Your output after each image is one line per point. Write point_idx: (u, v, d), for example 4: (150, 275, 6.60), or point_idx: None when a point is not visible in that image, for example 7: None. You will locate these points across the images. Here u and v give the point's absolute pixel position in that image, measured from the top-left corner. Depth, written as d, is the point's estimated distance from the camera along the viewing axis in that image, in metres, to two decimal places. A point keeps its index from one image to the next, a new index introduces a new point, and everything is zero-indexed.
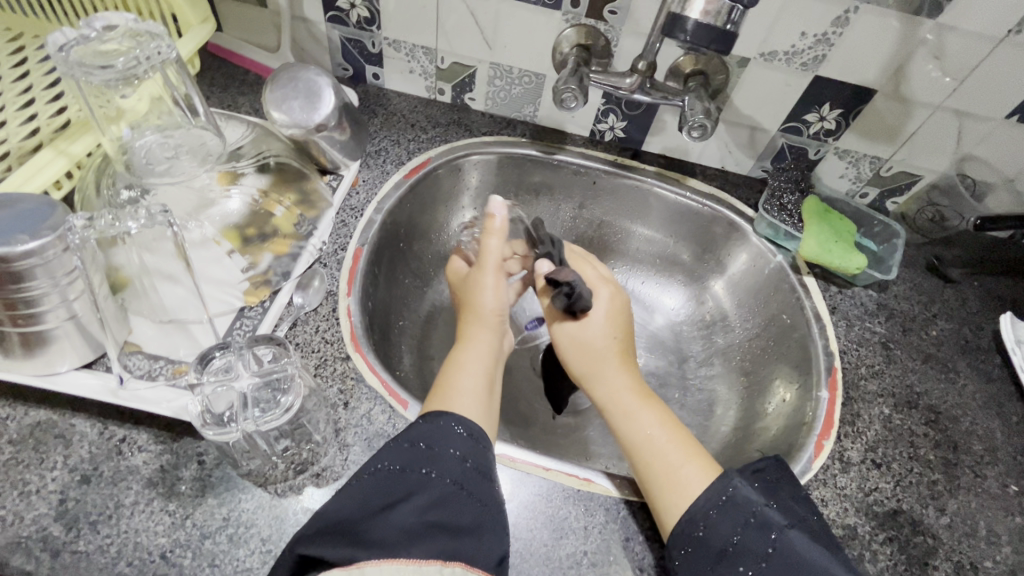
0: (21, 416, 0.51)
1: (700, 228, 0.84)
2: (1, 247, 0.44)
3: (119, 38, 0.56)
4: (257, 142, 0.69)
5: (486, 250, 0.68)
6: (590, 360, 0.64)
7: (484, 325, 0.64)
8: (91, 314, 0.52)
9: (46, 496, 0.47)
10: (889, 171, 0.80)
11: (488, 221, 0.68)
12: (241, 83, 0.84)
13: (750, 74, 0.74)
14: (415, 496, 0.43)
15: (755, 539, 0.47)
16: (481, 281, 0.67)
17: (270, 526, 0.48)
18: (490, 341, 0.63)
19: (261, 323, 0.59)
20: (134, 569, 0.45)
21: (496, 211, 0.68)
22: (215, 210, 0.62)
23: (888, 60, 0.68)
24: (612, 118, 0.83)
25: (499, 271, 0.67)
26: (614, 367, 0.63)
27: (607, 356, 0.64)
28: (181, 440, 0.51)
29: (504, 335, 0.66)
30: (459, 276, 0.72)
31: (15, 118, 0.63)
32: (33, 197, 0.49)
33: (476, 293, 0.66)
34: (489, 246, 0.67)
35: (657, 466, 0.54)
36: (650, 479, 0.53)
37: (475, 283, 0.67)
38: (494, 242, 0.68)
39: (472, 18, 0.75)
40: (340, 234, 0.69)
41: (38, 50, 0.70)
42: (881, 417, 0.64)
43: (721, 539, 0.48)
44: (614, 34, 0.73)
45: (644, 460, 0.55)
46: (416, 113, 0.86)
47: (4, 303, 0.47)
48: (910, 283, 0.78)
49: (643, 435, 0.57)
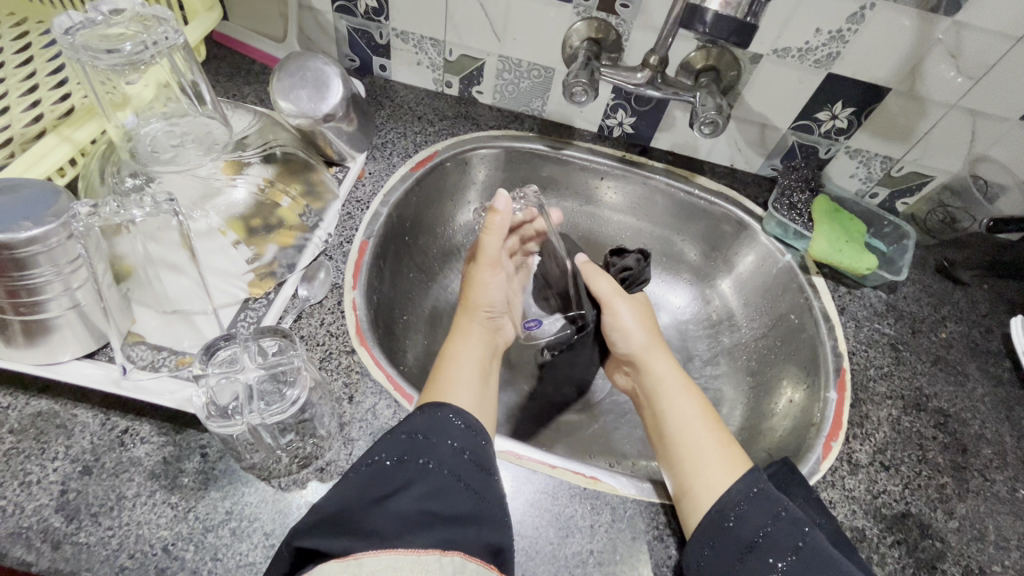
0: (22, 405, 0.51)
1: (708, 226, 0.83)
2: (3, 233, 0.43)
3: (125, 23, 0.55)
4: (263, 132, 0.69)
5: (485, 245, 0.65)
6: (641, 345, 0.66)
7: (475, 318, 0.65)
8: (94, 302, 0.51)
9: (47, 487, 0.47)
10: (900, 171, 0.79)
11: (490, 215, 0.64)
12: (247, 73, 0.83)
13: (763, 70, 0.73)
14: (414, 486, 0.43)
15: (785, 536, 0.46)
16: (482, 278, 0.65)
17: (273, 520, 0.47)
18: (482, 336, 0.64)
19: (266, 315, 0.58)
20: (136, 563, 0.44)
21: (501, 206, 0.63)
22: (220, 199, 0.61)
23: (903, 59, 0.67)
24: (621, 114, 0.82)
25: (496, 266, 0.65)
26: (662, 353, 0.66)
27: (658, 340, 0.67)
28: (184, 432, 0.51)
29: (498, 329, 0.67)
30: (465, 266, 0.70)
31: (18, 104, 0.62)
32: (37, 183, 0.48)
33: (474, 287, 0.66)
34: (487, 241, 0.65)
35: (707, 448, 0.55)
36: (702, 452, 0.55)
37: (474, 279, 0.66)
38: (493, 237, 0.65)
39: (481, 10, 0.74)
40: (346, 226, 0.68)
41: (43, 35, 0.69)
42: (890, 419, 0.63)
43: (748, 532, 0.48)
44: (626, 28, 0.72)
45: (692, 440, 0.56)
46: (423, 106, 0.85)
47: (6, 291, 0.46)
48: (920, 284, 0.77)
49: (691, 418, 0.59)
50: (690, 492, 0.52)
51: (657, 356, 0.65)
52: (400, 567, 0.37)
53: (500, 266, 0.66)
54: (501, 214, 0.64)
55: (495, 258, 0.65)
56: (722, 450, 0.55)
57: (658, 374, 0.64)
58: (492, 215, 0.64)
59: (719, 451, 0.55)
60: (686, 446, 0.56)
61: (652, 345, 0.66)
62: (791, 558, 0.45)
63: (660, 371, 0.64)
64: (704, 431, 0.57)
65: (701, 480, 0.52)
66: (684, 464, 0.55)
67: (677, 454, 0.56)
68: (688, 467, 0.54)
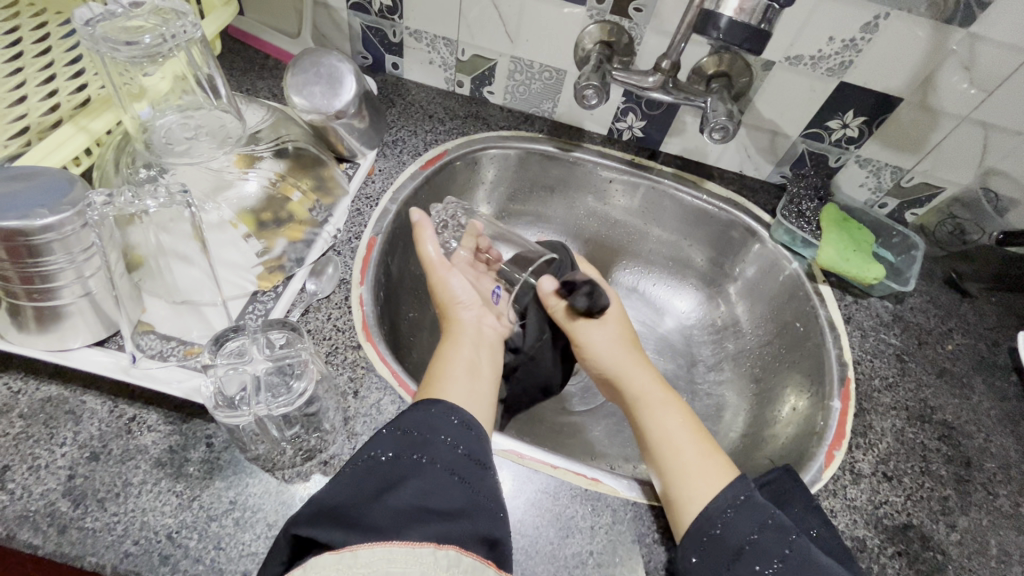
0: (32, 390, 0.51)
1: (715, 231, 0.83)
2: (19, 220, 0.43)
3: (144, 15, 0.55)
4: (275, 126, 0.69)
5: (423, 257, 0.66)
6: (617, 364, 0.66)
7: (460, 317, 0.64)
8: (105, 290, 0.52)
9: (55, 471, 0.47)
10: (910, 182, 0.79)
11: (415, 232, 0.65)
12: (261, 68, 0.83)
13: (775, 78, 0.73)
14: (408, 482, 0.43)
15: (771, 541, 0.47)
16: (436, 283, 0.66)
17: (276, 511, 0.48)
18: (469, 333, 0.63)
19: (274, 307, 0.59)
20: (140, 549, 0.45)
21: (418, 218, 0.65)
22: (231, 192, 0.62)
23: (915, 70, 0.67)
24: (632, 117, 0.82)
25: (443, 268, 0.65)
26: (641, 367, 0.65)
27: (635, 355, 0.67)
28: (191, 421, 0.51)
29: (480, 320, 0.65)
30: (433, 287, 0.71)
31: (36, 93, 0.62)
32: (54, 171, 0.49)
33: (439, 296, 0.66)
34: (425, 253, 0.65)
35: (688, 460, 0.55)
36: (683, 468, 0.54)
37: (434, 289, 0.67)
38: (428, 248, 0.65)
39: (495, 10, 0.75)
40: (355, 222, 0.69)
41: (62, 26, 0.70)
42: (893, 430, 0.63)
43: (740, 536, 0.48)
44: (639, 32, 0.73)
45: (674, 452, 0.56)
46: (434, 104, 0.85)
47: (21, 277, 0.47)
48: (927, 296, 0.77)
49: (671, 430, 0.58)
50: (678, 502, 0.52)
51: (636, 371, 0.65)
52: (394, 559, 0.38)
53: (449, 267, 0.66)
54: (423, 225, 0.65)
55: (440, 262, 0.65)
56: (704, 459, 0.55)
57: (638, 388, 0.63)
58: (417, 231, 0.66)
59: (700, 459, 0.55)
60: (668, 459, 0.55)
61: (631, 360, 0.66)
62: (777, 565, 0.46)
63: (639, 385, 0.63)
64: (683, 442, 0.57)
65: (685, 494, 0.52)
66: (669, 476, 0.54)
67: (660, 468, 0.56)
68: (673, 479, 0.53)
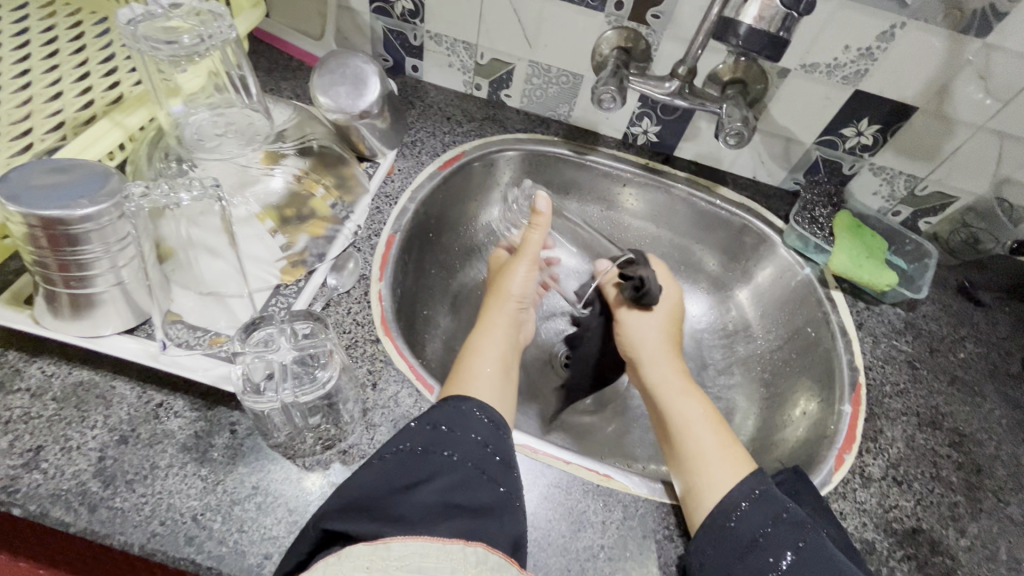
0: (65, 374, 0.53)
1: (728, 236, 0.84)
2: (59, 209, 0.45)
3: (182, 16, 0.57)
4: (300, 125, 0.70)
5: (529, 241, 0.69)
6: (648, 352, 0.69)
7: (502, 311, 0.66)
8: (137, 280, 0.54)
9: (86, 453, 0.49)
10: (924, 190, 0.79)
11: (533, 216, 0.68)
12: (285, 68, 0.86)
13: (790, 85, 0.74)
14: (439, 478, 0.44)
15: (784, 534, 0.48)
16: (515, 268, 0.69)
17: (296, 497, 0.49)
18: (507, 326, 0.65)
19: (298, 299, 0.60)
20: (166, 529, 0.46)
21: (542, 205, 0.67)
22: (258, 188, 0.64)
23: (931, 80, 0.68)
24: (647, 122, 0.84)
25: (533, 263, 0.69)
26: (667, 358, 0.68)
27: (663, 347, 0.69)
28: (215, 409, 0.53)
29: (521, 323, 0.68)
30: (499, 263, 0.74)
31: (72, 90, 0.65)
32: (89, 163, 0.50)
33: (508, 277, 0.68)
34: (531, 238, 0.69)
35: (709, 446, 0.57)
36: (702, 452, 0.57)
37: (508, 269, 0.69)
38: (535, 237, 0.69)
39: (515, 16, 0.77)
40: (374, 220, 0.71)
41: (96, 26, 0.72)
42: (904, 436, 0.64)
43: (742, 527, 0.49)
44: (656, 38, 0.74)
45: (694, 437, 0.58)
46: (452, 106, 0.87)
47: (58, 264, 0.49)
48: (940, 304, 0.77)
49: (693, 417, 0.61)
50: (695, 488, 0.54)
51: (662, 361, 0.67)
52: (426, 554, 0.39)
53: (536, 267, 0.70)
54: (544, 215, 0.68)
55: (534, 258, 0.69)
56: (724, 449, 0.57)
57: (660, 377, 0.66)
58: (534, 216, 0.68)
59: (722, 450, 0.57)
60: (688, 445, 0.58)
61: (659, 351, 0.69)
62: (790, 557, 0.47)
63: (661, 374, 0.66)
64: (707, 429, 0.59)
65: (705, 478, 0.54)
66: (689, 462, 0.56)
67: (679, 452, 0.58)
68: (692, 465, 0.56)
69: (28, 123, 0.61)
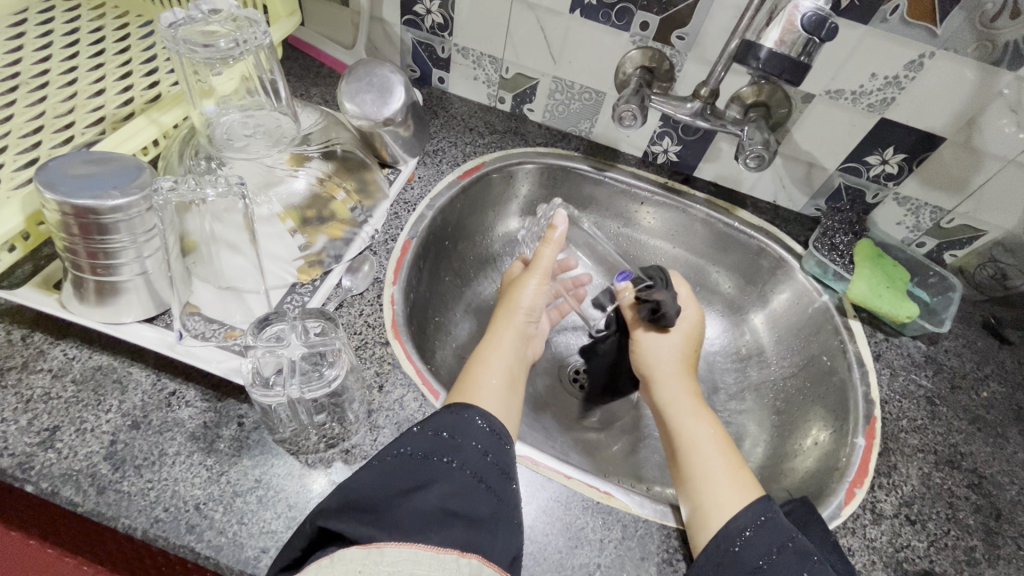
0: (85, 357, 0.55)
1: (746, 259, 0.83)
2: (92, 199, 0.47)
3: (221, 22, 0.60)
4: (325, 130, 0.72)
5: (541, 256, 0.68)
6: (659, 372, 0.68)
7: (511, 324, 0.65)
8: (161, 271, 0.56)
9: (98, 435, 0.50)
10: (950, 223, 0.77)
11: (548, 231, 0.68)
12: (315, 74, 0.88)
13: (814, 111, 0.73)
14: (437, 484, 0.44)
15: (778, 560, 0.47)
16: (526, 281, 0.67)
17: (297, 493, 0.50)
18: (516, 337, 0.64)
19: (311, 299, 0.62)
20: (169, 515, 0.47)
21: (559, 222, 0.68)
22: (281, 188, 0.65)
23: (959, 111, 0.67)
24: (667, 141, 0.84)
25: (546, 277, 0.67)
26: (682, 378, 0.67)
27: (673, 368, 0.68)
28: (225, 401, 0.54)
29: (530, 336, 0.67)
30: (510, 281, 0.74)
31: (114, 87, 0.68)
32: (124, 157, 0.52)
33: (521, 289, 0.67)
34: (544, 252, 0.68)
35: (717, 469, 0.57)
36: (704, 476, 0.56)
37: (522, 280, 0.68)
38: (548, 250, 0.68)
39: (541, 32, 0.78)
40: (392, 225, 0.72)
41: (141, 28, 0.76)
42: (920, 473, 0.61)
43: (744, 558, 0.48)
44: (680, 59, 0.75)
45: (702, 459, 0.58)
46: (475, 118, 0.88)
47: (88, 252, 0.51)
48: (962, 339, 0.75)
49: (702, 438, 0.60)
50: (703, 511, 0.53)
51: (677, 381, 0.67)
52: (418, 562, 0.39)
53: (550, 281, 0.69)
54: (559, 231, 0.68)
55: (547, 271, 0.68)
56: (733, 472, 0.56)
57: (670, 398, 0.65)
58: (550, 232, 0.68)
59: (729, 473, 0.56)
60: (697, 467, 0.57)
61: (676, 369, 0.68)
62: None
63: (672, 393, 0.66)
64: (715, 453, 0.58)
65: (710, 500, 0.54)
66: (696, 483, 0.56)
67: (686, 473, 0.58)
68: (699, 487, 0.55)
69: (70, 117, 0.64)
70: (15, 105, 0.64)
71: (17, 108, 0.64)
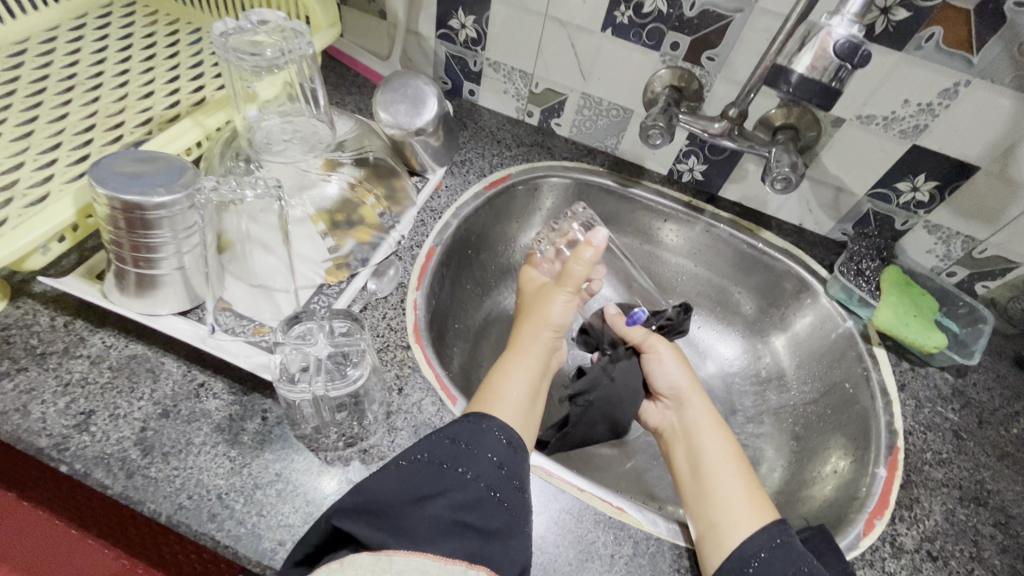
0: (121, 346, 0.57)
1: (769, 280, 0.83)
2: (139, 196, 0.50)
3: (268, 32, 0.63)
4: (359, 138, 0.75)
5: (571, 272, 0.65)
6: (677, 388, 0.68)
7: (537, 337, 0.65)
8: (197, 267, 0.58)
9: (130, 421, 0.52)
10: (982, 253, 0.75)
11: (582, 246, 0.65)
12: (351, 83, 0.91)
13: (844, 134, 0.73)
14: (450, 494, 0.45)
15: None
16: (553, 295, 0.66)
17: (315, 489, 0.51)
18: (542, 353, 0.65)
19: (338, 299, 0.63)
20: (192, 503, 0.49)
21: (596, 241, 0.64)
22: (314, 191, 0.68)
23: (995, 140, 0.66)
24: (693, 160, 0.84)
25: (575, 292, 0.66)
26: (700, 397, 0.67)
27: (691, 385, 0.68)
28: (251, 394, 0.56)
29: (555, 349, 0.67)
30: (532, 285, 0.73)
31: (163, 90, 0.72)
32: (169, 156, 0.55)
33: (548, 302, 0.66)
34: (576, 269, 0.65)
35: (734, 487, 0.56)
36: (721, 494, 0.56)
37: (550, 293, 0.67)
38: (579, 267, 0.65)
39: (572, 49, 0.80)
40: (418, 232, 0.73)
41: (190, 35, 0.80)
42: (943, 509, 0.60)
43: None
44: (709, 79, 0.75)
45: (720, 477, 0.57)
46: (503, 131, 0.90)
47: (131, 245, 0.53)
48: (992, 373, 0.73)
49: (721, 457, 0.59)
50: (721, 528, 0.53)
51: (695, 399, 0.66)
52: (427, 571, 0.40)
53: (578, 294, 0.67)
54: (595, 248, 0.64)
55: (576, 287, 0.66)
56: (749, 492, 0.56)
57: (689, 414, 0.65)
58: (584, 247, 0.65)
59: (746, 493, 0.56)
60: (714, 484, 0.57)
61: (693, 387, 0.67)
62: None
63: (692, 410, 0.65)
64: (732, 473, 0.58)
65: (727, 519, 0.53)
66: (711, 501, 0.55)
67: (700, 491, 0.57)
68: (713, 505, 0.55)
69: (120, 116, 0.68)
70: (70, 103, 0.68)
71: (73, 106, 0.68)
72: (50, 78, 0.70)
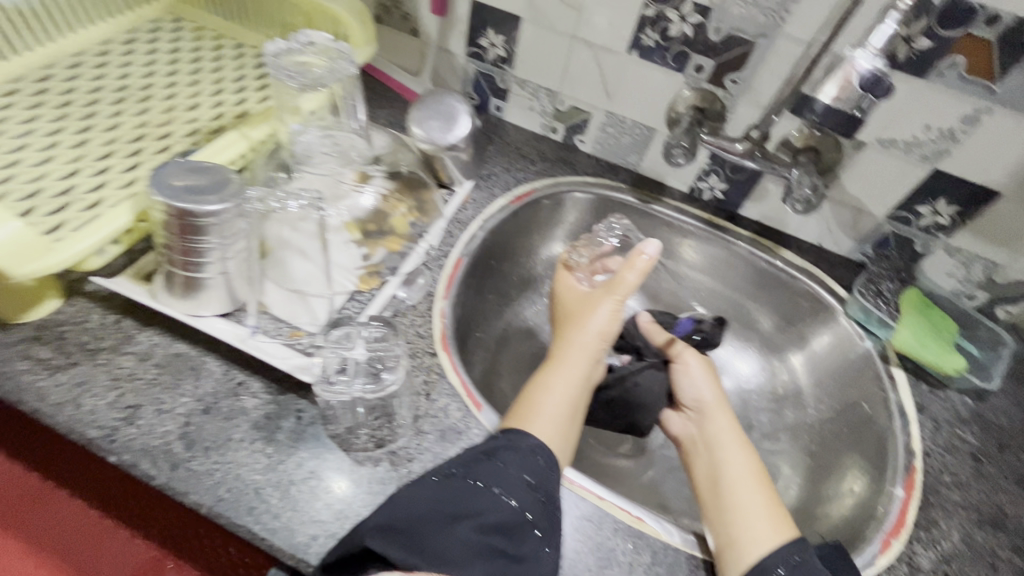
0: (166, 344, 0.61)
1: (787, 298, 0.84)
2: (190, 203, 0.53)
3: (314, 53, 0.68)
4: (394, 152, 0.78)
5: (622, 281, 0.67)
6: (702, 402, 0.68)
7: (580, 348, 0.66)
8: (240, 272, 0.61)
9: (174, 416, 0.55)
10: (1003, 278, 0.76)
11: (635, 254, 0.67)
12: (382, 98, 0.95)
13: (865, 157, 0.74)
14: (484, 515, 0.47)
15: None
16: (600, 303, 0.68)
17: (346, 487, 0.53)
18: (584, 364, 0.66)
19: (370, 306, 0.66)
20: (231, 496, 0.51)
21: (650, 251, 0.66)
22: (348, 201, 0.67)
23: (1016, 166, 0.67)
24: (714, 178, 0.86)
25: (622, 300, 0.68)
26: (725, 411, 0.67)
27: (717, 400, 0.68)
28: (286, 394, 0.58)
29: (598, 361, 0.68)
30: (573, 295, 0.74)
31: (208, 103, 0.76)
32: (215, 166, 0.57)
33: (594, 311, 0.68)
34: (627, 276, 0.67)
35: (755, 504, 0.57)
36: (740, 510, 0.56)
37: (596, 301, 0.69)
38: (631, 276, 0.67)
39: (598, 69, 0.82)
40: (447, 242, 0.77)
41: (234, 51, 0.84)
42: (961, 531, 0.60)
43: None
44: (732, 101, 0.78)
45: (740, 492, 0.58)
46: (528, 146, 0.93)
47: (181, 249, 0.56)
48: (1013, 397, 0.73)
49: (743, 473, 0.60)
50: (738, 544, 0.54)
51: (718, 413, 0.67)
52: None
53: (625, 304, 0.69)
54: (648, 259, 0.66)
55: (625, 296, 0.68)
56: (771, 510, 0.57)
57: (713, 428, 0.65)
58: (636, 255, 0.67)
59: (767, 510, 0.56)
60: (735, 498, 0.58)
61: (717, 401, 0.68)
62: None
63: (716, 424, 0.66)
64: (753, 489, 0.58)
65: (746, 534, 0.54)
66: (730, 515, 0.56)
67: (720, 504, 0.58)
68: (733, 519, 0.56)
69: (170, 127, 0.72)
70: (124, 114, 0.72)
71: (126, 117, 0.72)
72: (105, 89, 0.75)
